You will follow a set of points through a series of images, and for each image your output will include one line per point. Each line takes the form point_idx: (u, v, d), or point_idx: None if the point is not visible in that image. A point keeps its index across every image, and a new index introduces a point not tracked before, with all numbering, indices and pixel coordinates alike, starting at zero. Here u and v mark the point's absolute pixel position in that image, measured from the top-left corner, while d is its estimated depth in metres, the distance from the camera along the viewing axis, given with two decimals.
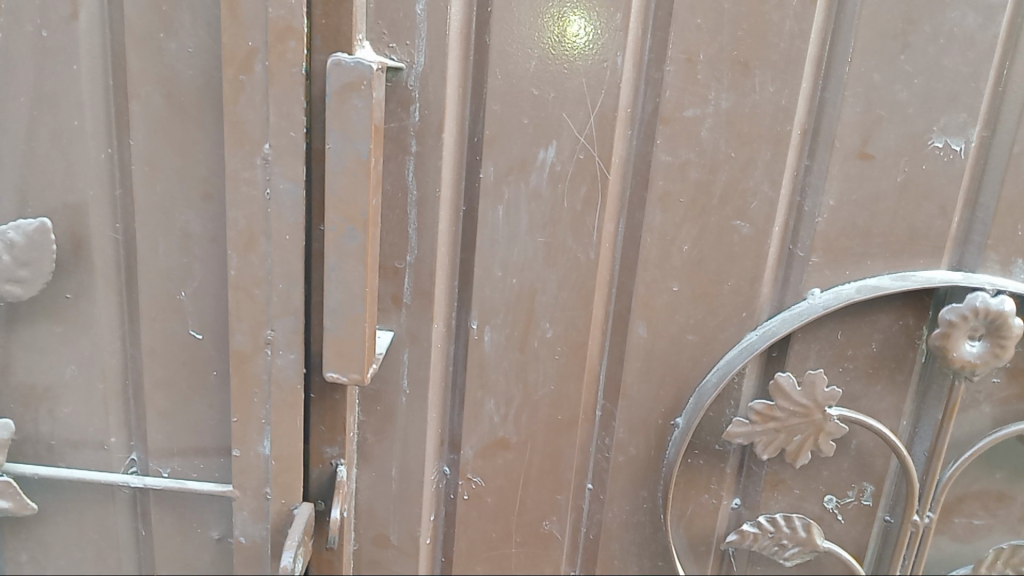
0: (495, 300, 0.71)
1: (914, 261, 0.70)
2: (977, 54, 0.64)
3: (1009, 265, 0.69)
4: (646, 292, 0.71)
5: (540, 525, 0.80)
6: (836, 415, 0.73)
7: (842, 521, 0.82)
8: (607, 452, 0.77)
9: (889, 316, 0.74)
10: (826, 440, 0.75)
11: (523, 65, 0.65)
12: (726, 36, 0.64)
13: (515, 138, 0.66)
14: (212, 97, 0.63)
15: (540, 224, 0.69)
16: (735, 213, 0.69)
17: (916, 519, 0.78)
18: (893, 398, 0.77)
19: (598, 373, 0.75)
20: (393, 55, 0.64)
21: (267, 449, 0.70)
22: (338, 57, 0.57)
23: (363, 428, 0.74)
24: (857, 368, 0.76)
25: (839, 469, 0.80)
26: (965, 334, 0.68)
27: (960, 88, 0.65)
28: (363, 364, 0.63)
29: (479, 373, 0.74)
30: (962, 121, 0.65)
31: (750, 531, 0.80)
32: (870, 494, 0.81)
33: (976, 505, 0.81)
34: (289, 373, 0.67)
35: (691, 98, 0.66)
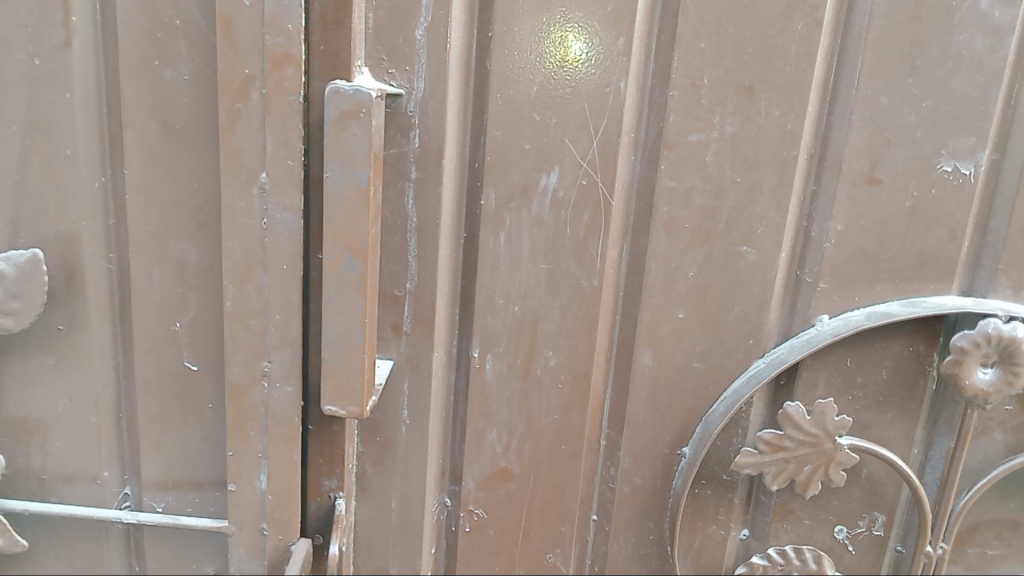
0: (496, 328, 0.70)
1: (924, 287, 0.68)
2: (986, 77, 0.63)
3: (1022, 290, 0.68)
4: (651, 319, 0.70)
5: (544, 557, 0.78)
6: (846, 444, 0.72)
7: (853, 551, 0.80)
8: (612, 483, 0.76)
9: (899, 343, 0.72)
10: (837, 470, 0.73)
11: (524, 90, 0.64)
12: (731, 60, 0.63)
13: (516, 163, 0.65)
14: (208, 125, 0.63)
15: (542, 250, 0.68)
16: (741, 239, 0.67)
17: (929, 550, 0.77)
18: (904, 426, 0.75)
19: (603, 402, 0.74)
20: (392, 80, 0.63)
21: (264, 483, 0.68)
22: (336, 84, 0.56)
23: (361, 460, 0.73)
24: (867, 397, 0.74)
25: (850, 499, 0.78)
26: (977, 362, 0.67)
27: (969, 111, 0.64)
28: (363, 396, 0.62)
29: (480, 402, 0.72)
30: (972, 144, 0.64)
31: (759, 563, 0.79)
32: (881, 524, 0.79)
33: (990, 534, 0.79)
34: (287, 406, 0.66)
35: (695, 123, 0.65)
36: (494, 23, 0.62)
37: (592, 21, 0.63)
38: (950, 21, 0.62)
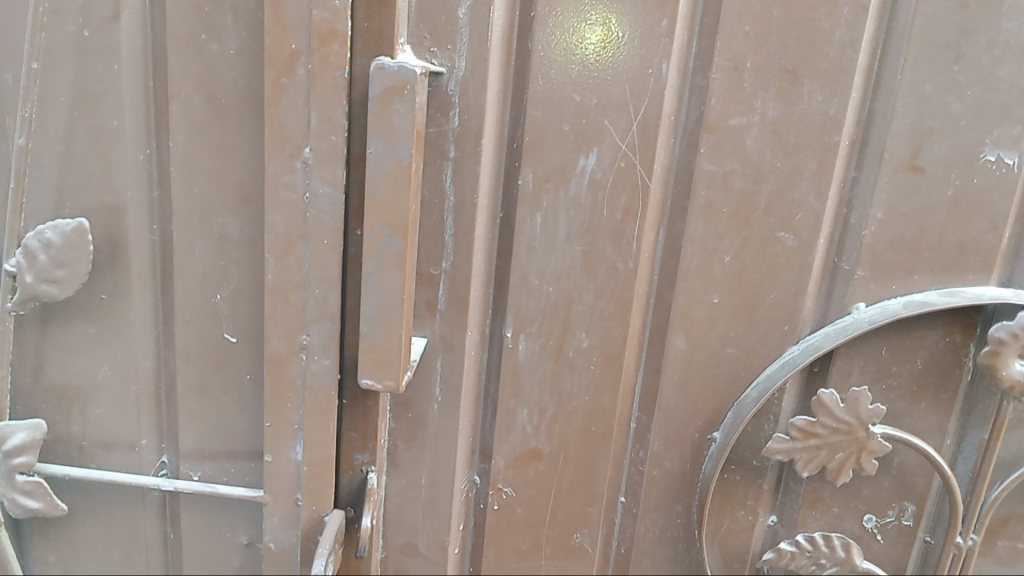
0: (531, 308, 0.70)
1: (963, 277, 0.68)
2: None
3: None
4: (685, 303, 0.70)
5: (571, 537, 0.79)
6: (879, 433, 0.72)
7: (881, 541, 0.80)
8: (641, 465, 0.76)
9: (936, 333, 0.72)
10: (869, 458, 0.73)
11: (565, 71, 0.64)
12: (774, 44, 0.63)
13: (555, 144, 0.65)
14: (252, 99, 0.63)
15: (578, 232, 0.68)
16: (780, 225, 0.67)
17: (959, 540, 0.77)
18: (938, 417, 0.74)
19: (635, 385, 0.74)
20: (433, 59, 0.63)
21: (299, 455, 0.69)
22: (382, 62, 0.56)
23: (394, 436, 0.73)
24: (901, 386, 0.74)
25: (880, 488, 0.78)
26: (1015, 353, 0.67)
27: (1015, 100, 0.63)
28: (399, 371, 0.63)
29: (513, 381, 0.73)
30: (1017, 134, 0.63)
31: (787, 549, 0.78)
32: (911, 514, 0.79)
33: (1021, 527, 0.79)
34: (323, 380, 0.67)
35: (736, 107, 0.64)
36: (536, 2, 0.62)
37: (635, 2, 0.62)
38: (1000, 9, 0.61)
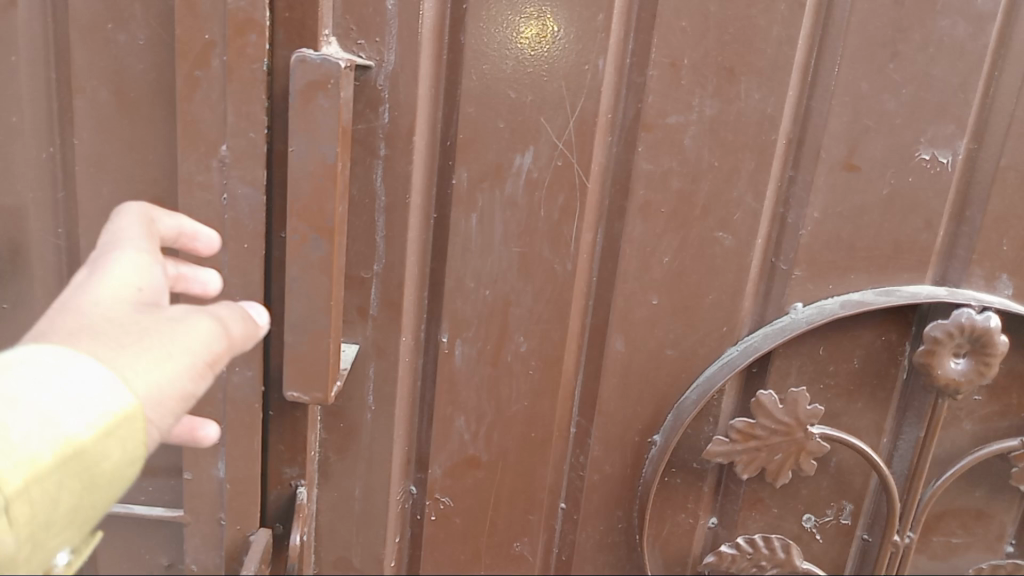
0: (467, 312, 0.68)
1: (898, 275, 0.68)
2: (967, 64, 0.62)
3: (994, 280, 0.68)
4: (625, 305, 0.68)
5: (511, 546, 0.76)
6: (818, 433, 0.71)
7: (820, 540, 0.80)
8: (581, 471, 0.74)
9: (872, 332, 0.72)
10: (808, 458, 0.73)
11: (499, 66, 0.61)
12: (712, 40, 0.61)
13: (490, 143, 0.63)
14: (163, 95, 0.60)
15: (514, 233, 0.65)
16: (718, 224, 0.66)
17: (896, 539, 0.77)
18: (875, 415, 0.75)
19: (574, 390, 0.72)
20: (361, 52, 0.60)
21: (222, 472, 0.66)
22: (304, 53, 0.54)
23: (324, 446, 0.70)
24: (839, 386, 0.74)
25: (819, 488, 0.78)
26: (950, 351, 0.67)
27: (949, 99, 0.63)
28: (327, 381, 0.60)
29: (450, 388, 0.70)
30: (950, 133, 0.63)
31: (728, 552, 0.78)
32: (849, 513, 0.79)
33: (955, 523, 0.80)
34: (247, 393, 0.64)
35: (674, 104, 0.63)
36: None
37: None
38: (933, 6, 0.61)
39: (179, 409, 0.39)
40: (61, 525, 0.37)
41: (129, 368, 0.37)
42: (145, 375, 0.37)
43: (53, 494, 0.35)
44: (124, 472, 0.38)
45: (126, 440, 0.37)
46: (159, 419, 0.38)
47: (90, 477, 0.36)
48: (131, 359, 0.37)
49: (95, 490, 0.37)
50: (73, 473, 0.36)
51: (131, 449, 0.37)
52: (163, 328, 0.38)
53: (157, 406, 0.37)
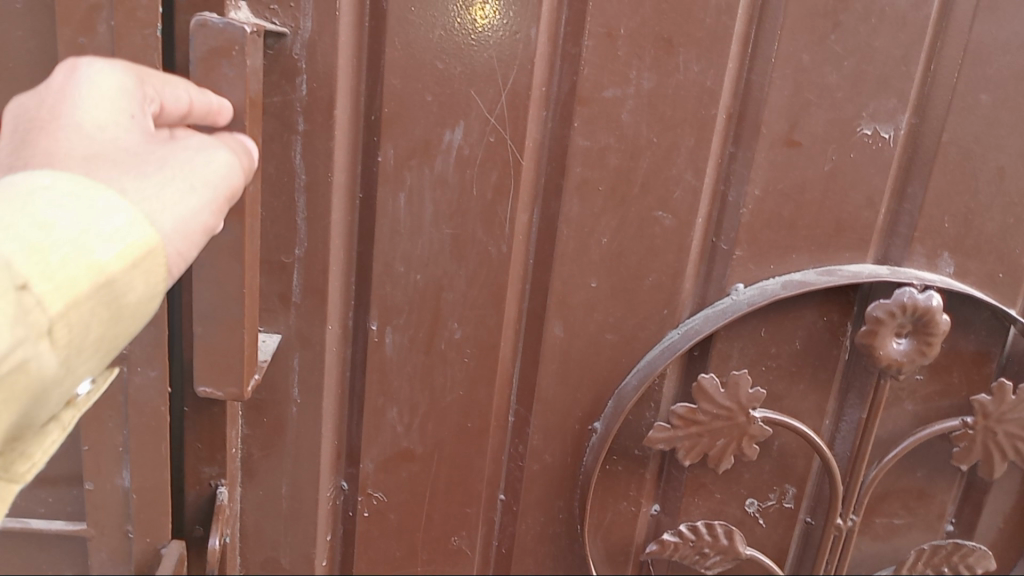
0: (396, 298, 0.64)
1: (839, 254, 0.66)
2: (909, 35, 0.61)
3: (936, 258, 0.67)
4: (562, 289, 0.66)
5: (449, 541, 0.73)
6: (760, 417, 0.70)
7: (763, 525, 0.79)
8: (520, 460, 0.72)
9: (813, 312, 0.71)
10: (751, 442, 0.71)
11: (425, 35, 0.58)
12: (649, 10, 0.59)
13: (417, 118, 0.60)
14: (45, 63, 0.56)
15: (445, 214, 0.62)
16: (657, 204, 0.64)
17: (840, 522, 0.76)
18: (817, 397, 0.74)
19: (511, 378, 0.70)
20: (274, 18, 0.56)
21: (127, 481, 0.63)
22: (206, 16, 0.50)
23: (247, 443, 0.67)
24: (781, 368, 0.73)
25: (761, 472, 0.77)
26: (893, 331, 0.66)
27: (891, 72, 0.61)
28: (243, 375, 0.57)
29: (380, 378, 0.67)
30: (892, 107, 0.62)
31: (671, 540, 0.76)
32: (791, 497, 0.78)
33: (897, 504, 0.79)
34: (150, 396, 0.60)
35: (611, 77, 0.60)
36: None
37: None
38: None
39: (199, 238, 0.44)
40: (90, 350, 0.40)
41: (157, 207, 0.41)
42: (175, 213, 0.42)
43: (84, 324, 0.39)
44: (144, 306, 0.42)
45: (148, 272, 0.41)
46: (180, 250, 0.43)
47: (118, 306, 0.40)
48: (158, 194, 0.42)
49: (120, 321, 0.41)
50: (103, 300, 0.39)
51: (151, 280, 0.42)
52: (174, 163, 0.43)
53: (178, 236, 0.42)
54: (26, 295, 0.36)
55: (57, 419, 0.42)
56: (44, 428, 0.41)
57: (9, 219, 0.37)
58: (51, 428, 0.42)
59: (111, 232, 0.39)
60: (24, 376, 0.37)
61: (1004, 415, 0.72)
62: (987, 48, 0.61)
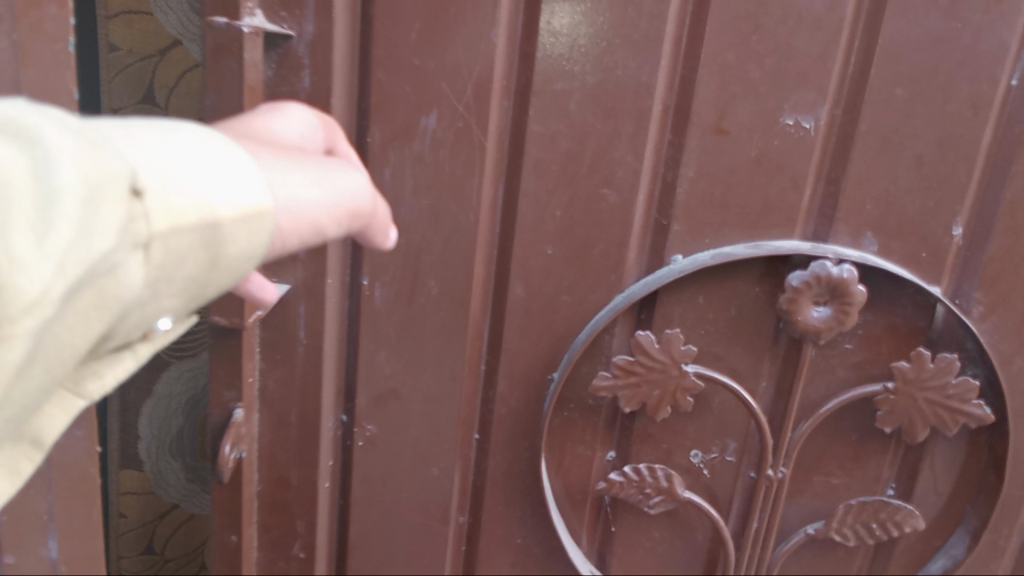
0: (384, 258, 0.76)
1: (768, 231, 0.78)
2: (825, 36, 0.72)
3: (860, 236, 0.79)
4: (523, 254, 0.78)
5: (429, 470, 0.84)
6: (691, 371, 0.83)
7: (708, 474, 0.91)
8: (490, 404, 0.84)
9: (750, 281, 0.83)
10: (685, 395, 0.84)
11: (404, 36, 0.70)
12: (591, 15, 0.71)
13: (399, 106, 0.72)
14: None
15: (423, 188, 0.74)
16: (602, 181, 0.76)
17: (770, 472, 0.88)
18: (753, 358, 0.85)
19: (483, 332, 0.82)
20: (283, 23, 0.68)
21: (52, 551, 0.88)
22: (216, 19, 0.64)
23: (264, 375, 0.78)
24: (718, 331, 0.85)
25: (704, 426, 0.89)
26: (810, 300, 0.78)
27: (810, 68, 0.73)
28: (244, 312, 0.71)
29: (371, 327, 0.79)
30: (812, 100, 0.74)
31: (617, 479, 0.88)
32: (733, 451, 0.90)
33: (834, 465, 0.91)
34: (75, 457, 0.84)
35: (559, 73, 0.73)
36: None
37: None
38: None
39: (307, 230, 0.45)
40: (178, 288, 0.41)
41: (280, 181, 0.44)
42: (293, 188, 0.44)
43: (182, 256, 0.40)
44: (245, 266, 0.43)
45: (258, 235, 0.42)
46: (285, 228, 0.44)
47: (216, 255, 0.41)
48: (287, 175, 0.45)
49: (220, 269, 0.42)
50: (205, 243, 0.40)
51: (255, 243, 0.42)
52: (315, 164, 0.47)
53: (288, 215, 0.44)
54: (142, 205, 0.38)
55: (133, 348, 0.45)
56: (118, 352, 0.45)
57: (142, 137, 0.40)
58: (123, 356, 0.45)
59: (234, 185, 0.41)
60: (112, 283, 0.38)
61: (924, 382, 0.83)
62: (897, 47, 0.73)
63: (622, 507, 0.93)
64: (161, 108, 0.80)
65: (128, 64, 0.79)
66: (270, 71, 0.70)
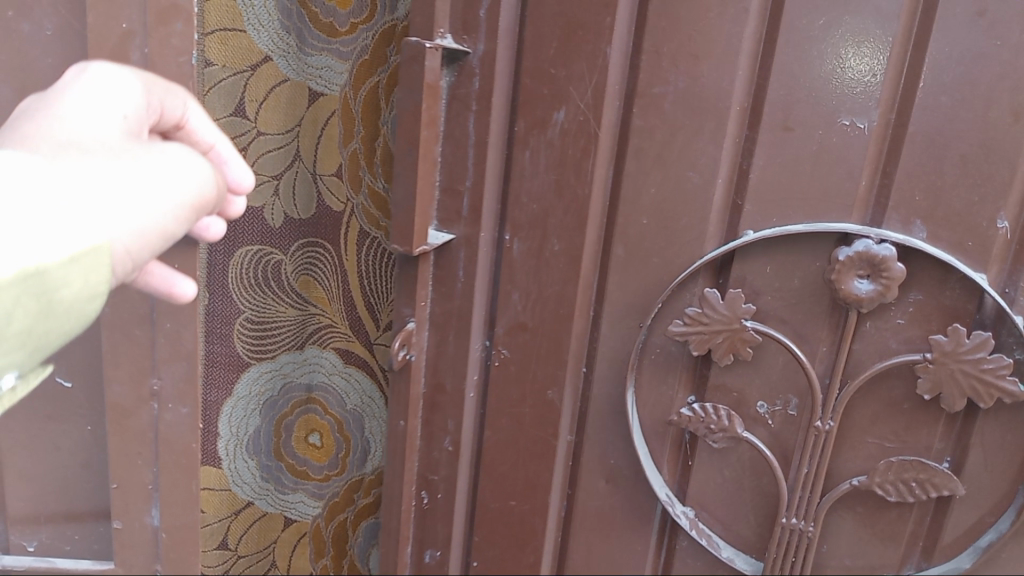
0: (520, 219, 0.99)
1: (829, 215, 0.97)
2: (875, 52, 0.91)
3: (910, 224, 0.96)
4: (624, 222, 1.01)
5: (546, 394, 1.05)
6: (750, 326, 1.02)
7: (772, 424, 1.09)
8: (595, 342, 1.07)
9: (813, 258, 1.01)
10: (744, 346, 1.04)
11: (544, 51, 0.93)
12: (683, 35, 0.93)
13: (538, 103, 0.95)
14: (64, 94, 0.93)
15: (552, 166, 0.96)
16: (689, 166, 0.98)
17: (819, 424, 1.06)
18: (813, 325, 1.03)
19: (593, 285, 1.05)
20: (465, 44, 0.92)
21: (154, 518, 1.12)
22: (409, 39, 0.88)
23: (433, 302, 1.02)
24: (781, 299, 1.03)
25: (770, 380, 1.07)
26: (853, 272, 0.97)
27: (862, 79, 0.92)
28: (414, 239, 0.93)
29: (508, 273, 1.02)
30: (865, 106, 0.93)
31: (687, 414, 1.09)
32: (795, 405, 1.07)
33: (887, 429, 1.06)
34: (180, 431, 1.07)
35: (657, 79, 0.95)
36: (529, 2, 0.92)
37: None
38: (846, 13, 0.90)
39: (155, 236, 0.72)
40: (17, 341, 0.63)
41: (121, 223, 0.68)
42: (127, 223, 0.68)
43: (18, 307, 0.61)
44: (76, 303, 0.65)
45: (83, 276, 0.65)
46: (117, 246, 0.68)
47: (51, 301, 0.63)
48: (125, 203, 0.68)
49: (52, 316, 0.64)
50: (37, 293, 0.61)
51: (79, 287, 0.65)
52: (147, 165, 0.71)
53: (129, 241, 0.69)
54: None
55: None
56: None
57: None
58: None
59: (59, 238, 0.62)
60: None
61: (959, 355, 0.98)
62: (940, 62, 0.90)
63: (698, 446, 1.12)
64: (250, 117, 1.08)
65: (221, 78, 1.05)
66: (450, 78, 0.93)
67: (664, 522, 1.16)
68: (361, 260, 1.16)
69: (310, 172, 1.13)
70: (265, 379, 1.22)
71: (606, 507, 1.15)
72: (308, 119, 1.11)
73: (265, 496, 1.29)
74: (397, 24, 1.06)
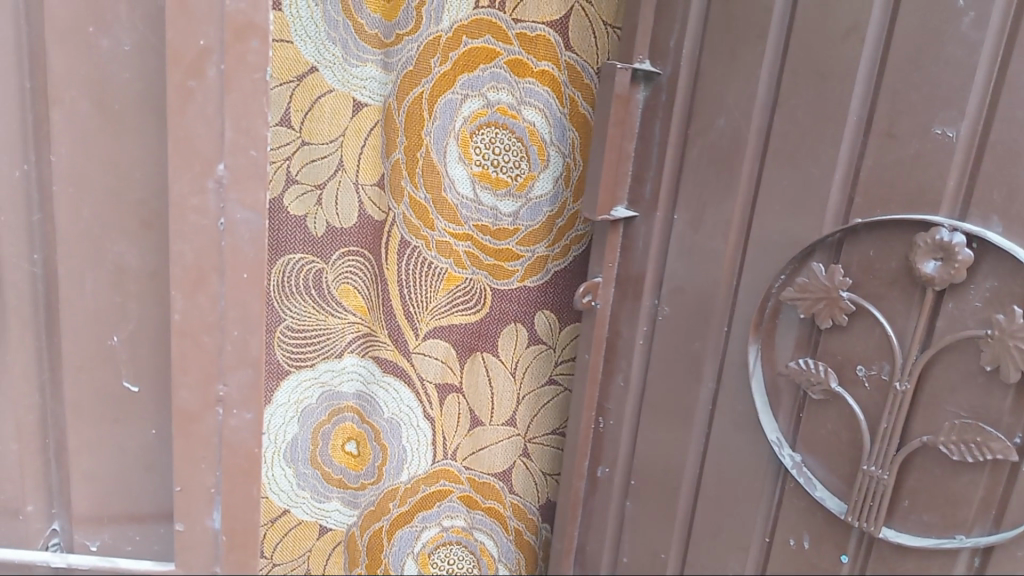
0: (686, 201, 1.40)
1: (926, 207, 1.16)
2: (964, 71, 1.11)
3: (988, 219, 1.12)
4: (761, 207, 1.31)
5: (694, 344, 1.42)
6: (844, 295, 1.25)
7: (867, 385, 1.27)
8: (733, 303, 1.38)
9: (905, 244, 1.19)
10: (841, 312, 1.26)
11: (710, 75, 1.33)
12: (814, 62, 1.23)
13: (705, 113, 1.35)
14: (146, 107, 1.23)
15: (711, 162, 1.35)
16: (812, 163, 1.25)
17: (898, 385, 1.23)
18: (902, 302, 1.21)
19: (737, 258, 1.36)
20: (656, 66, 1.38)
21: (215, 524, 1.41)
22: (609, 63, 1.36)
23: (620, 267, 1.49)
24: (880, 277, 1.23)
25: (868, 348, 1.26)
26: (927, 254, 1.16)
27: (952, 94, 1.12)
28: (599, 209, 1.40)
29: (677, 242, 1.42)
30: (953, 116, 1.12)
31: (794, 367, 1.32)
32: (887, 371, 1.24)
33: (959, 399, 1.19)
34: (240, 432, 1.37)
35: (793, 93, 1.25)
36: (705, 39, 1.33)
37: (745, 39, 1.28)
38: (940, 40, 1.11)
39: None
40: None
41: None
42: None
43: None
44: None
45: None
46: None
47: None
48: None
49: None
50: None
51: None
52: None
53: None
54: None
55: None
56: None
57: None
58: None
59: None
60: None
61: (1014, 331, 1.11)
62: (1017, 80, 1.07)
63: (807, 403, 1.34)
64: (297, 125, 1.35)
65: (278, 92, 1.32)
66: (648, 94, 1.41)
67: (777, 467, 1.37)
68: (399, 269, 1.45)
69: (354, 180, 1.41)
70: (305, 388, 1.49)
71: (737, 451, 1.41)
72: (353, 126, 1.38)
73: (303, 502, 1.56)
74: (442, 34, 1.35)
